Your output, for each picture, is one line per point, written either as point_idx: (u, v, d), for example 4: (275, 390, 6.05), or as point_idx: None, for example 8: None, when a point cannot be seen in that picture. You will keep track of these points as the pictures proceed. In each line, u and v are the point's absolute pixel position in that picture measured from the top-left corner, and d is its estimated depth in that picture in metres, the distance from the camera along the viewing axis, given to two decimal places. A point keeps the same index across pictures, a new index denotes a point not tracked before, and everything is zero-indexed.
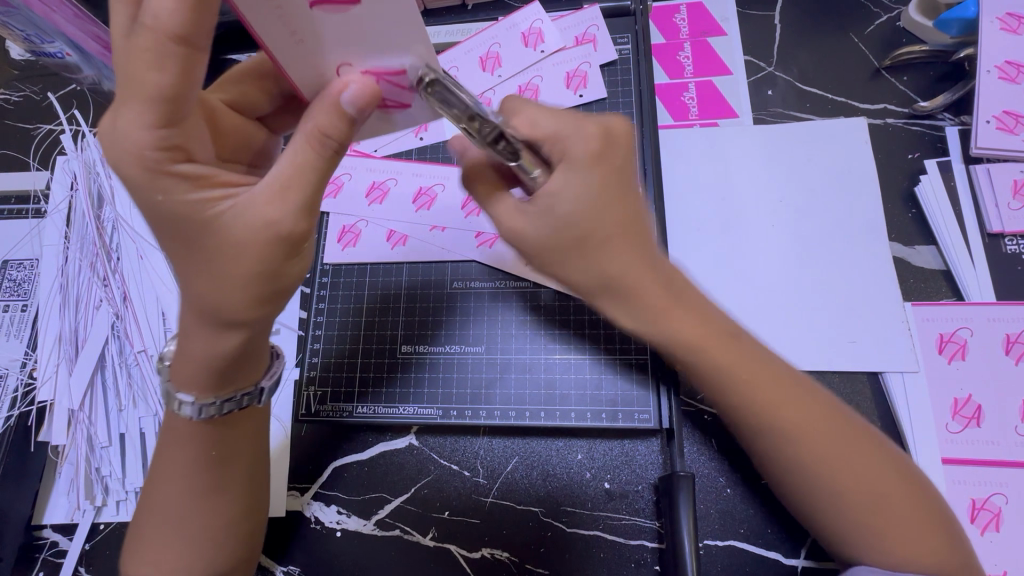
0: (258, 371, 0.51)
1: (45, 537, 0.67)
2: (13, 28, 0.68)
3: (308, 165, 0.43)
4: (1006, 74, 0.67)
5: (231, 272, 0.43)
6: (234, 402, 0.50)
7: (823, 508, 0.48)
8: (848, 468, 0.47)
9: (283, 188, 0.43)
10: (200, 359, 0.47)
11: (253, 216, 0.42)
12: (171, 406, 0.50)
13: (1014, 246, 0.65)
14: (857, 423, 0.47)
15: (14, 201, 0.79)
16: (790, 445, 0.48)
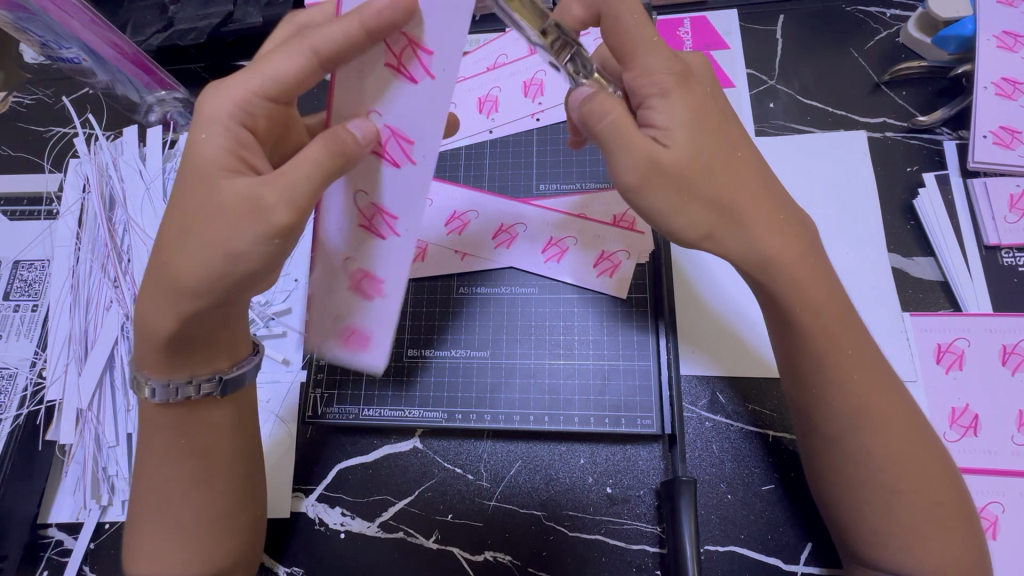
0: (224, 363, 0.52)
1: (50, 536, 0.67)
2: (30, 33, 0.69)
3: (313, 165, 0.42)
4: (1002, 91, 0.68)
5: (201, 239, 0.43)
6: (191, 389, 0.51)
7: (875, 504, 0.48)
8: (905, 466, 0.48)
9: (280, 178, 0.43)
10: (146, 334, 0.48)
11: (254, 193, 0.43)
12: (137, 390, 0.52)
13: (1010, 259, 0.66)
14: (885, 417, 0.48)
15: (26, 202, 0.80)
16: (862, 433, 0.48)
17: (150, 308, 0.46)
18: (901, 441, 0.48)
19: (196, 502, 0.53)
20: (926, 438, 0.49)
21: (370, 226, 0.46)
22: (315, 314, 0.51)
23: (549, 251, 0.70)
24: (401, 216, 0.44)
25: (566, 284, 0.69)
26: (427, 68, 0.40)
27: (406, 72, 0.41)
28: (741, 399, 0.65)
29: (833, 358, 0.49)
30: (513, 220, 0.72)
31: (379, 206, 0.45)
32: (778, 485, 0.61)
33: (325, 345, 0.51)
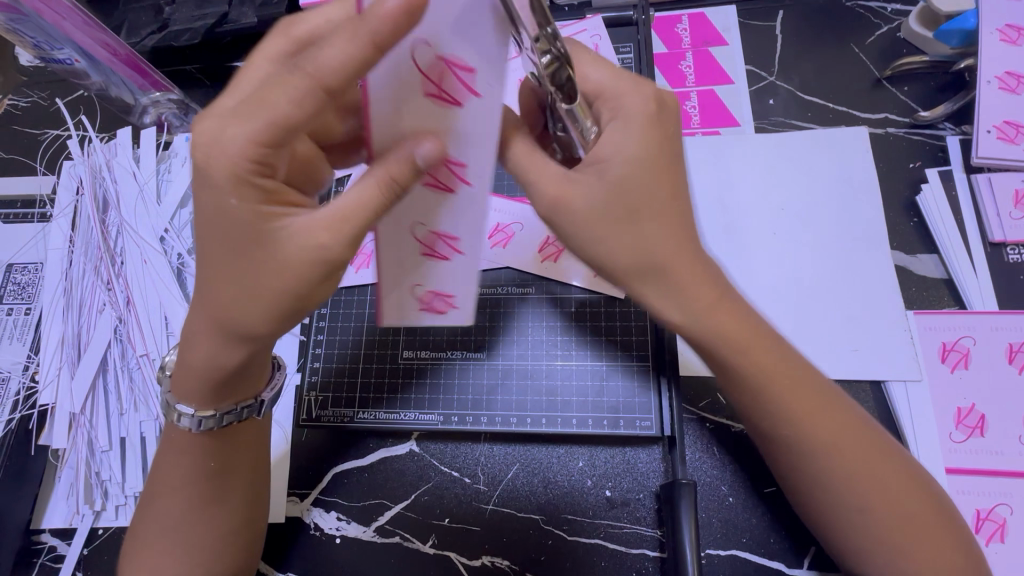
0: (258, 386, 0.52)
1: (43, 541, 0.66)
2: (22, 35, 0.68)
3: (372, 204, 0.39)
4: (1006, 85, 0.67)
5: (259, 290, 0.42)
6: (233, 414, 0.51)
7: (846, 520, 0.48)
8: (863, 473, 0.47)
9: (340, 219, 0.40)
10: (200, 371, 0.47)
11: (306, 240, 0.40)
12: (169, 416, 0.50)
13: (1016, 255, 0.65)
14: (835, 432, 0.47)
15: (20, 205, 0.80)
16: (818, 451, 0.47)
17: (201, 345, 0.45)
18: (859, 455, 0.47)
19: (205, 511, 0.52)
20: (885, 448, 0.48)
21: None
22: (394, 307, 0.44)
23: (545, 250, 0.69)
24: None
25: (562, 284, 0.69)
26: (469, 85, 0.36)
27: (447, 97, 0.36)
28: None
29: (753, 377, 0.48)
30: (508, 220, 0.71)
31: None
32: (780, 487, 0.60)
33: (405, 316, 0.45)
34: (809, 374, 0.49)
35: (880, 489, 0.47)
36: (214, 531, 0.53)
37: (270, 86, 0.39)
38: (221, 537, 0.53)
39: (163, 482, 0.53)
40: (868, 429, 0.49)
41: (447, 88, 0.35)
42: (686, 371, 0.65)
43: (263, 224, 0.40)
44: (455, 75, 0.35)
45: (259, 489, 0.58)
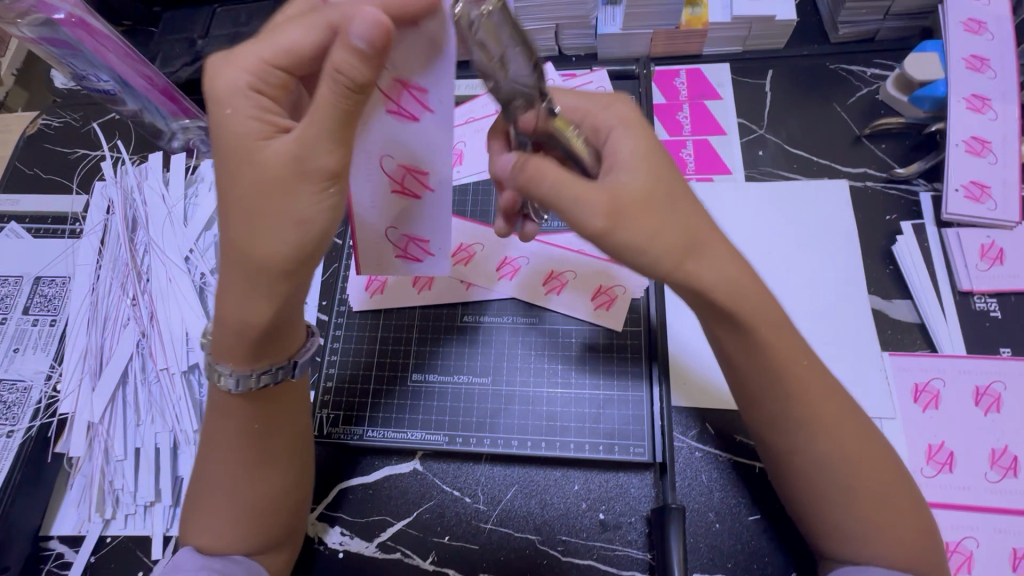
0: (293, 346, 0.57)
1: (52, 548, 0.68)
2: (71, 66, 0.74)
3: (326, 107, 0.43)
4: (972, 148, 0.73)
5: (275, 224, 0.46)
6: (270, 374, 0.55)
7: (834, 504, 0.53)
8: (860, 478, 0.52)
9: (311, 131, 0.44)
10: (233, 328, 0.51)
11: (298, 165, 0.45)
12: (211, 377, 0.55)
13: (982, 304, 0.70)
14: (828, 420, 0.52)
15: (51, 221, 0.84)
16: (814, 435, 0.52)
17: (239, 297, 0.50)
18: (849, 443, 0.52)
19: (259, 470, 0.57)
20: (873, 438, 0.53)
21: (404, 188, 0.56)
22: (372, 232, 0.62)
23: (550, 283, 0.74)
24: (433, 179, 0.55)
25: (564, 315, 0.73)
26: (423, 103, 0.48)
27: (406, 110, 0.49)
28: (729, 431, 0.68)
29: (783, 376, 0.52)
30: (516, 254, 0.76)
31: (410, 169, 0.54)
32: (764, 515, 0.64)
33: (389, 263, 0.65)
34: (813, 365, 0.53)
35: (867, 473, 0.52)
36: (268, 490, 0.57)
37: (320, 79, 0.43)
38: (275, 496, 0.58)
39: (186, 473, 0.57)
40: (857, 416, 0.54)
41: (404, 103, 0.48)
42: (679, 403, 0.69)
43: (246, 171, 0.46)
44: (410, 96, 0.48)
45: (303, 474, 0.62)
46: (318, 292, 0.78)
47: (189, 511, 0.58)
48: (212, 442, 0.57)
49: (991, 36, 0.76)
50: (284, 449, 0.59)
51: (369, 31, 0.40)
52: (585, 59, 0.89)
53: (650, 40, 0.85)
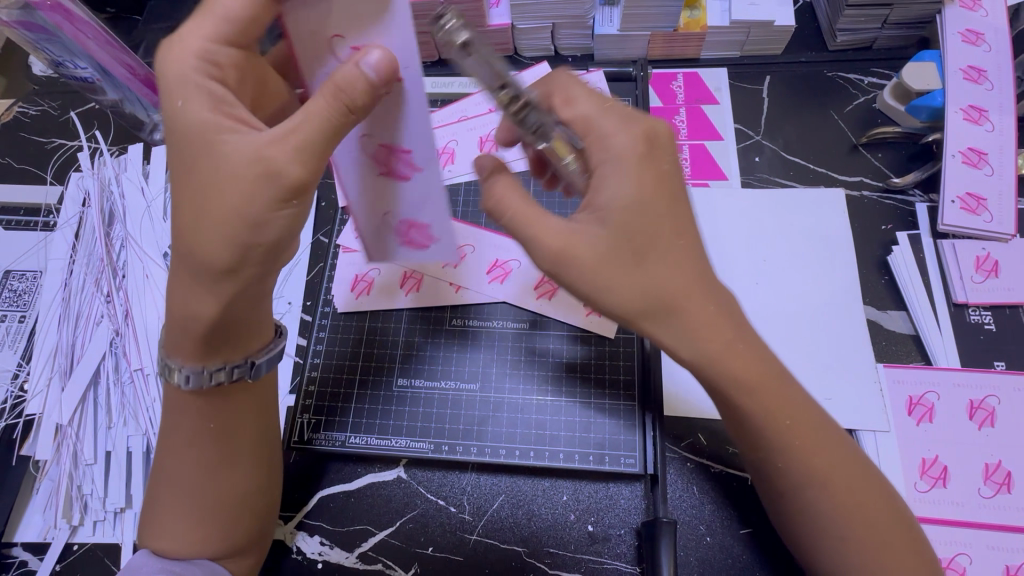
0: (250, 347, 0.55)
1: (14, 556, 0.65)
2: (47, 52, 0.70)
3: (317, 117, 0.44)
4: (968, 159, 0.73)
5: (215, 215, 0.45)
6: (223, 372, 0.53)
7: (827, 547, 0.51)
8: (857, 519, 0.50)
9: (287, 134, 0.44)
10: (185, 327, 0.50)
11: (254, 153, 0.44)
12: (165, 375, 0.54)
13: (977, 317, 0.70)
14: (825, 469, 0.50)
15: (23, 213, 0.81)
16: (813, 484, 0.51)
17: (196, 300, 0.49)
18: (847, 488, 0.51)
19: (221, 471, 0.55)
20: (869, 480, 0.52)
21: (391, 169, 0.52)
22: (372, 219, 0.59)
23: (541, 288, 0.72)
24: (414, 150, 0.50)
25: (556, 320, 0.71)
26: (387, 78, 0.45)
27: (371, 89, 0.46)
28: (721, 442, 0.66)
29: (779, 422, 0.50)
30: (507, 257, 0.74)
31: (391, 145, 0.50)
32: (755, 529, 0.62)
33: (387, 241, 0.62)
34: (804, 406, 0.51)
35: (864, 518, 0.50)
36: (231, 491, 0.55)
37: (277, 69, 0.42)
38: (239, 498, 0.55)
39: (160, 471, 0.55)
40: (856, 454, 0.52)
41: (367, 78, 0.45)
42: (672, 412, 0.68)
43: (210, 143, 0.45)
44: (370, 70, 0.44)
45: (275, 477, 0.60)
46: (302, 293, 0.76)
47: (151, 509, 0.55)
48: (173, 443, 0.54)
49: (987, 48, 0.76)
50: (250, 449, 0.56)
51: (380, 60, 0.43)
52: (581, 60, 0.88)
53: (648, 42, 0.84)
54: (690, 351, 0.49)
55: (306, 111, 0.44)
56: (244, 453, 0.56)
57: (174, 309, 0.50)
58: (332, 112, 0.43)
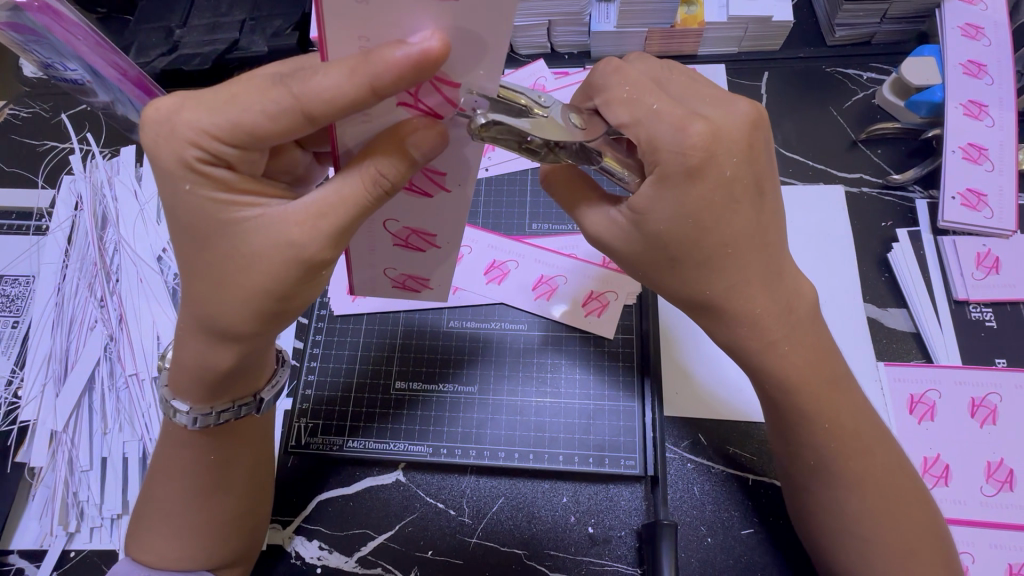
0: (258, 383, 0.54)
1: (11, 563, 0.64)
2: (36, 54, 0.69)
3: (352, 199, 0.42)
4: (969, 155, 0.72)
5: (236, 288, 0.44)
6: (231, 412, 0.52)
7: (848, 547, 0.52)
8: (893, 521, 0.51)
9: (313, 216, 0.42)
10: (192, 370, 0.50)
11: (279, 233, 0.42)
12: (167, 411, 0.53)
13: (978, 314, 0.69)
14: (863, 470, 0.52)
15: (15, 217, 0.80)
16: (846, 483, 0.52)
17: (211, 351, 0.48)
18: (886, 495, 0.52)
19: (209, 497, 0.54)
20: (907, 483, 0.53)
21: (409, 244, 0.53)
22: (368, 271, 0.57)
23: (540, 289, 0.72)
24: (440, 235, 0.51)
25: (555, 322, 0.71)
26: (440, 183, 0.46)
27: (418, 188, 0.47)
28: (721, 442, 0.66)
29: (818, 419, 0.52)
30: (505, 257, 0.74)
31: (415, 230, 0.51)
32: (756, 529, 0.62)
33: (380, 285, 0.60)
34: (858, 410, 0.53)
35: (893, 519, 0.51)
36: (219, 518, 0.55)
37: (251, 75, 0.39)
38: (226, 523, 0.55)
39: (154, 480, 0.55)
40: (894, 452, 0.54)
41: (415, 182, 0.46)
42: (672, 412, 0.67)
43: (226, 217, 0.42)
44: (424, 177, 0.45)
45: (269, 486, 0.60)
46: None
47: (145, 517, 0.55)
48: (164, 462, 0.54)
49: (987, 42, 0.75)
50: (244, 476, 0.56)
51: (430, 143, 0.41)
52: (577, 57, 0.87)
53: (645, 38, 0.83)
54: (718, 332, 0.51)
55: (339, 193, 0.42)
56: (240, 461, 0.56)
57: (184, 354, 0.50)
58: (368, 194, 0.42)
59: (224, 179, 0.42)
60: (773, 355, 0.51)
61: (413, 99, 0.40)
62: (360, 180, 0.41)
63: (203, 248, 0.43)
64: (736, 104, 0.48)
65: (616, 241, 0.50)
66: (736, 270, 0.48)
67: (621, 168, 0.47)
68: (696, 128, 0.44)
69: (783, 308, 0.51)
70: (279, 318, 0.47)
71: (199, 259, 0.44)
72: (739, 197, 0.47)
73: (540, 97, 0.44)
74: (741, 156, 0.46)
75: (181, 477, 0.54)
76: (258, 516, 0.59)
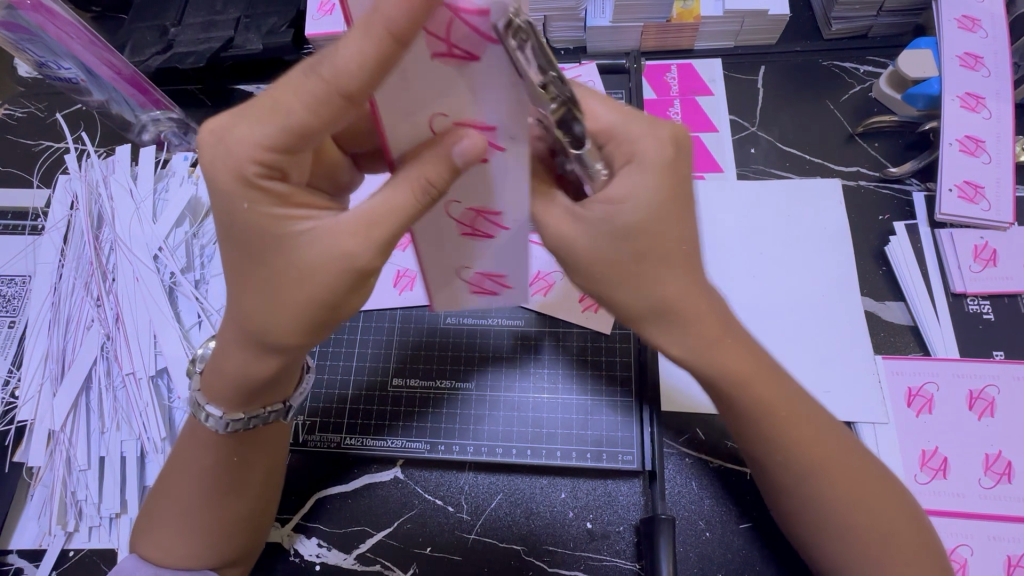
0: (288, 392, 0.54)
1: (10, 563, 0.64)
2: (29, 53, 0.69)
3: (400, 209, 0.41)
4: (966, 147, 0.72)
5: (282, 300, 0.44)
6: (260, 418, 0.53)
7: (828, 540, 0.51)
8: (867, 513, 0.51)
9: (366, 227, 0.42)
10: (233, 378, 0.49)
11: (334, 245, 0.42)
12: (198, 414, 0.53)
13: (976, 306, 0.69)
14: (825, 459, 0.51)
15: (11, 217, 0.80)
16: (811, 472, 0.51)
17: (229, 351, 0.48)
18: (852, 484, 0.51)
19: (223, 498, 0.54)
20: (875, 473, 0.52)
21: (484, 289, 0.52)
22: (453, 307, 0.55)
23: (536, 285, 0.72)
24: (511, 277, 0.50)
25: (552, 318, 0.71)
26: (498, 223, 0.44)
27: (480, 232, 0.45)
28: (719, 437, 0.66)
29: (767, 413, 0.51)
30: None
31: (488, 274, 0.49)
32: (754, 523, 0.62)
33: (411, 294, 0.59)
34: (805, 402, 0.53)
35: (869, 512, 0.51)
36: (225, 519, 0.54)
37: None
38: (232, 524, 0.55)
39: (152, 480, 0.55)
40: (850, 443, 0.53)
41: (477, 225, 0.44)
42: (669, 406, 0.67)
43: (283, 230, 0.42)
44: (485, 220, 0.43)
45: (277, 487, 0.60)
46: None
47: (146, 517, 0.55)
48: (183, 462, 0.54)
49: (984, 34, 0.75)
50: (259, 478, 0.56)
51: (473, 145, 0.37)
52: (573, 52, 0.87)
53: (640, 33, 0.83)
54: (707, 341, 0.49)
55: (387, 199, 0.41)
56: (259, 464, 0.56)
57: (222, 362, 0.49)
58: (413, 202, 0.41)
59: (280, 194, 0.42)
60: None
61: (440, 99, 0.38)
62: (404, 187, 0.40)
63: (258, 261, 0.44)
64: None
65: None
66: None
67: (595, 161, 0.46)
68: (665, 129, 0.47)
69: None
70: (328, 325, 0.47)
71: (238, 264, 0.45)
72: None
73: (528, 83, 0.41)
74: None
75: (181, 477, 0.54)
76: (265, 517, 0.58)
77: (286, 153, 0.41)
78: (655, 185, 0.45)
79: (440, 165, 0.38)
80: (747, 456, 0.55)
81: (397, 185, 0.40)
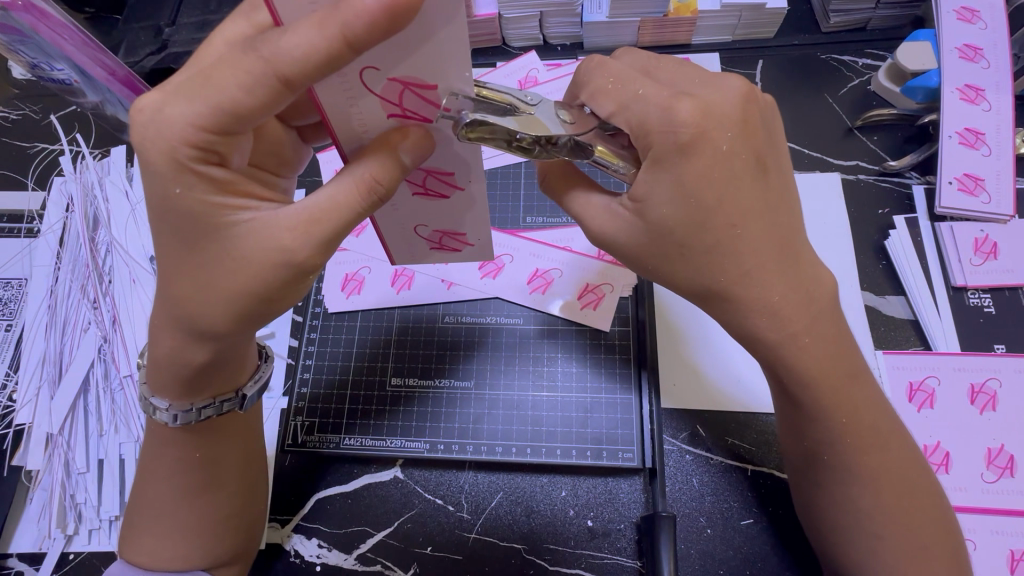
0: (238, 378, 0.54)
1: (10, 566, 0.64)
2: (22, 55, 0.68)
3: (346, 206, 0.43)
4: (965, 140, 0.71)
5: (216, 289, 0.44)
6: (212, 408, 0.52)
7: (855, 541, 0.52)
8: (905, 519, 0.50)
9: (307, 223, 0.43)
10: (167, 366, 0.49)
11: (271, 239, 0.42)
12: (147, 411, 0.52)
13: (976, 300, 0.69)
14: (882, 466, 0.51)
15: (6, 220, 0.79)
16: (861, 477, 0.51)
17: (179, 346, 0.48)
18: (899, 491, 0.51)
19: (200, 496, 0.54)
20: (922, 479, 0.52)
21: (443, 245, 0.58)
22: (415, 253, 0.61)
23: (535, 282, 0.72)
24: (468, 233, 0.55)
25: (551, 316, 0.70)
26: (451, 183, 0.48)
27: (433, 192, 0.49)
28: (720, 433, 0.65)
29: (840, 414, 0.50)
30: (499, 251, 0.73)
31: (445, 231, 0.55)
32: (755, 520, 0.62)
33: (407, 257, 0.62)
34: (870, 402, 0.51)
35: (906, 517, 0.50)
36: (212, 517, 0.54)
37: (220, 67, 0.38)
38: (219, 522, 0.55)
39: (146, 483, 0.54)
40: (908, 445, 0.53)
41: (428, 185, 0.48)
42: (670, 402, 0.67)
43: (219, 220, 0.42)
44: (437, 181, 0.47)
45: (259, 478, 0.60)
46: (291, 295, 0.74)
47: (137, 520, 0.54)
48: (167, 460, 0.53)
49: (982, 25, 0.74)
50: (236, 473, 0.56)
51: (419, 148, 0.42)
52: (570, 48, 0.86)
53: (638, 28, 0.82)
54: (743, 325, 0.49)
55: (329, 199, 0.43)
56: (229, 457, 0.55)
57: (156, 348, 0.49)
58: (359, 202, 0.43)
59: (219, 179, 0.42)
60: (802, 349, 0.49)
61: (400, 109, 0.40)
62: (354, 187, 0.42)
63: (194, 251, 0.43)
64: (730, 80, 0.47)
65: (620, 233, 0.48)
66: (749, 253, 0.46)
67: (616, 159, 0.46)
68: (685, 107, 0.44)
69: (811, 299, 0.49)
70: (257, 320, 0.47)
71: (177, 258, 0.44)
72: (742, 173, 0.46)
73: (526, 96, 0.44)
74: (735, 131, 0.45)
75: (176, 480, 0.53)
76: (252, 515, 0.58)
77: (224, 135, 0.40)
78: (674, 176, 0.44)
79: (388, 167, 0.42)
80: (795, 447, 0.55)
81: (343, 185, 0.43)
